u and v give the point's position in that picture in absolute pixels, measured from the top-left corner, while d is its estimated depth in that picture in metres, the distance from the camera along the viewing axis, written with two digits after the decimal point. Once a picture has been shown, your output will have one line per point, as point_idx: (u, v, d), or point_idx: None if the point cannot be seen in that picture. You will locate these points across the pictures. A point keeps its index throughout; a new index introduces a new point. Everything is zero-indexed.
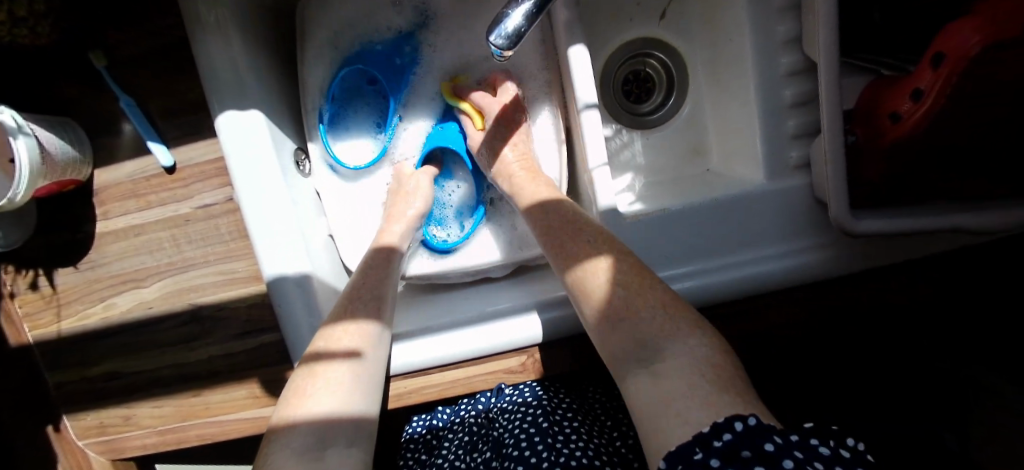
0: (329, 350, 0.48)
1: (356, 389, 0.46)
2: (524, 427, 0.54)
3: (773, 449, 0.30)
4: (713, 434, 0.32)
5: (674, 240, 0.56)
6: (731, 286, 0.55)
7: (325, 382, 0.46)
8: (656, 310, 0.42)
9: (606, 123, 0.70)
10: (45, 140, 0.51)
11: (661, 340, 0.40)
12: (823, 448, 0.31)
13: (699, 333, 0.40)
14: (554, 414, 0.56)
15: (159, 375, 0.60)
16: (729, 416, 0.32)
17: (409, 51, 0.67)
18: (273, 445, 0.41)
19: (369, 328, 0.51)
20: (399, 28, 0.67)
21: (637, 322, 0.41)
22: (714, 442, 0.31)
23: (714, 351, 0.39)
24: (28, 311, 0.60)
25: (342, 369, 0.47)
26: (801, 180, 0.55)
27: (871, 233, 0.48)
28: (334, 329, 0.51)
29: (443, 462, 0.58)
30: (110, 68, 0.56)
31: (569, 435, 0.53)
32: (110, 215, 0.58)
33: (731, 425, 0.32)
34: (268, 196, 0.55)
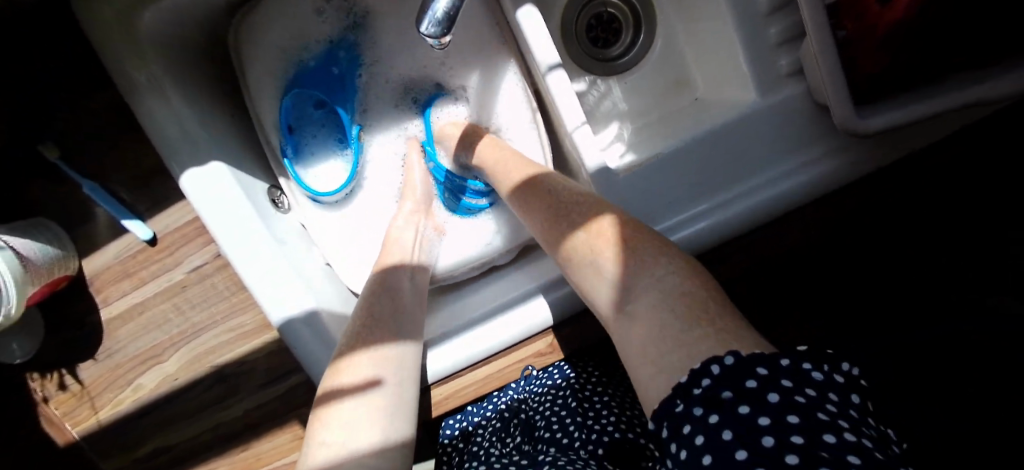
0: (346, 382, 0.46)
1: (378, 417, 0.45)
2: (555, 409, 0.56)
3: (765, 373, 0.28)
4: (693, 381, 0.29)
5: (672, 183, 0.53)
6: (744, 219, 0.52)
7: (345, 414, 0.44)
8: (617, 246, 0.39)
9: (578, 78, 0.65)
10: (23, 247, 0.50)
11: (626, 279, 0.37)
12: (816, 372, 0.28)
13: (666, 260, 0.37)
14: (582, 392, 0.57)
15: (204, 440, 0.61)
16: (705, 360, 0.30)
17: (344, 54, 0.64)
18: None
19: (386, 350, 0.50)
20: (327, 37, 0.64)
21: (594, 266, 0.40)
22: (694, 390, 0.29)
23: (688, 277, 0.35)
24: (65, 411, 0.60)
25: (350, 403, 0.45)
26: (796, 89, 0.50)
27: (878, 130, 0.45)
28: (343, 362, 0.48)
29: (479, 448, 0.60)
30: (65, 158, 0.55)
31: (600, 410, 0.54)
32: (109, 300, 0.58)
33: (709, 369, 0.29)
34: (249, 251, 0.53)
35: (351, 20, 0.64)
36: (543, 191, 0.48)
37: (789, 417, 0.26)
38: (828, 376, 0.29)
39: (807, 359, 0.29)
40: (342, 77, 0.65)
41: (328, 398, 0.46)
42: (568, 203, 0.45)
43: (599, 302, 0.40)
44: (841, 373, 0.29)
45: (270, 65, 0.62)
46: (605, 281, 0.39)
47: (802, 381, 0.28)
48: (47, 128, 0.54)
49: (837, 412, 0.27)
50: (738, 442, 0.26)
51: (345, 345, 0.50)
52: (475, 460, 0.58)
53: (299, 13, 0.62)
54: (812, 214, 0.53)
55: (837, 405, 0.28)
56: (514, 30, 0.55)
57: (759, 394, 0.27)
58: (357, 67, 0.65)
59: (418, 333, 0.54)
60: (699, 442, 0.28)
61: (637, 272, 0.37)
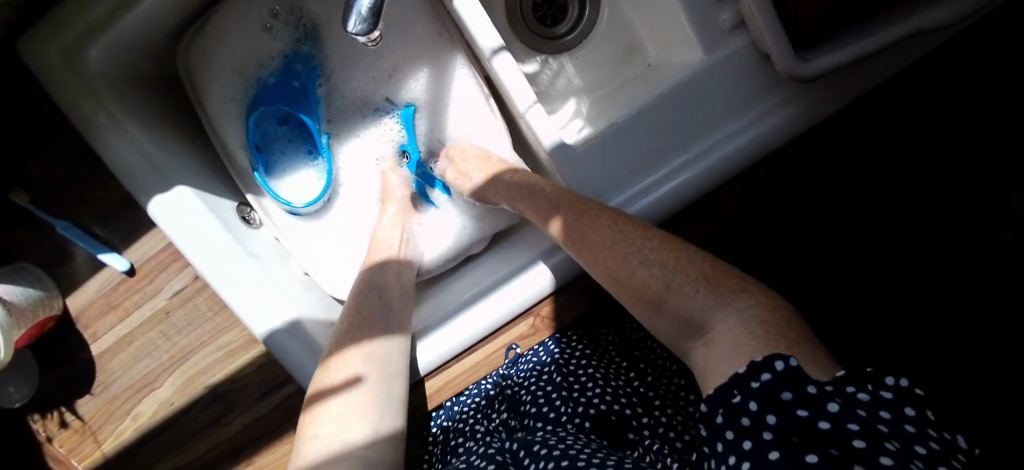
0: (335, 378, 0.48)
1: (368, 409, 0.46)
2: (541, 384, 0.56)
3: (814, 390, 0.30)
4: (750, 374, 0.31)
5: (631, 150, 0.52)
6: (705, 175, 0.52)
7: (338, 407, 0.45)
8: (697, 282, 0.38)
9: (529, 60, 0.65)
10: (3, 292, 0.52)
11: (706, 314, 0.37)
12: (862, 393, 0.30)
13: (747, 296, 0.36)
14: (567, 366, 0.56)
15: (207, 462, 0.61)
16: (767, 356, 0.32)
17: (303, 69, 0.64)
18: None
19: (373, 346, 0.51)
20: (282, 51, 0.63)
21: (666, 299, 0.39)
22: (752, 383, 0.31)
23: (769, 309, 0.35)
24: (70, 448, 0.61)
25: (340, 399, 0.46)
26: (742, 42, 0.49)
27: (820, 75, 0.45)
28: (332, 360, 0.50)
29: (465, 427, 0.59)
30: (35, 200, 0.57)
31: (585, 384, 0.54)
32: (98, 335, 0.59)
33: (771, 365, 0.31)
34: (228, 270, 0.54)
35: (302, 30, 0.63)
36: (591, 215, 0.46)
37: (855, 440, 0.28)
38: (877, 396, 0.30)
39: (849, 382, 0.30)
40: (303, 89, 0.65)
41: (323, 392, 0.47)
42: (631, 231, 0.44)
43: (671, 331, 0.40)
44: (888, 388, 0.30)
45: (223, 88, 0.62)
46: (682, 317, 0.38)
47: (852, 401, 0.29)
48: (15, 173, 0.56)
49: (890, 432, 0.28)
50: (804, 447, 0.29)
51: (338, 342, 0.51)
52: (461, 438, 0.58)
53: (247, 30, 0.62)
54: (771, 162, 0.53)
55: (889, 424, 0.29)
56: (455, 19, 0.55)
57: (817, 401, 0.30)
58: (314, 76, 0.65)
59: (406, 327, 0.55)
60: (766, 437, 0.30)
61: (718, 306, 0.37)
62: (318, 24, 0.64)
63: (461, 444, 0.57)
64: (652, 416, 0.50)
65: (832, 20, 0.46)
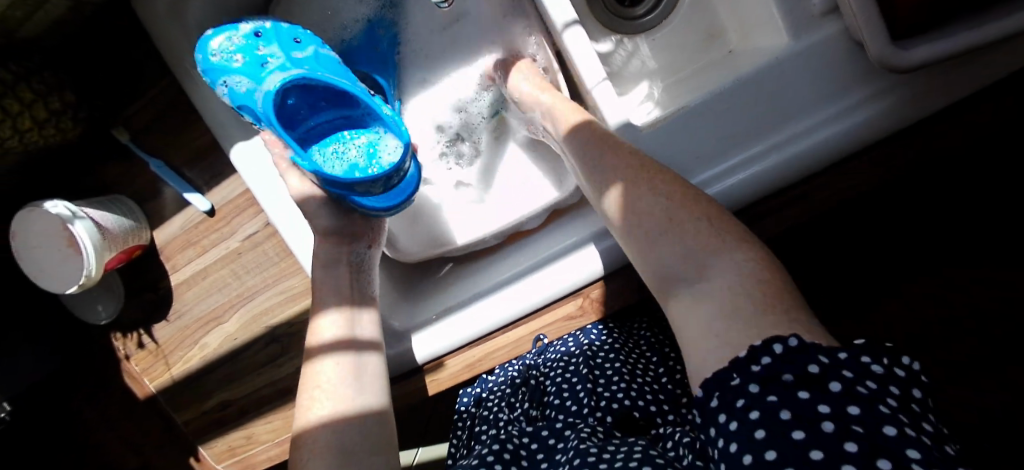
0: (319, 343, 0.47)
1: (345, 383, 0.45)
2: (567, 376, 0.53)
3: (819, 369, 0.27)
4: (750, 359, 0.28)
5: (698, 137, 0.50)
6: (783, 169, 0.49)
7: (319, 380, 0.45)
8: (659, 195, 0.38)
9: (603, 39, 0.64)
10: (100, 218, 0.57)
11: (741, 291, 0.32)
12: (876, 365, 0.27)
13: (748, 246, 0.34)
14: (594, 358, 0.53)
15: (261, 395, 0.65)
16: (767, 338, 0.28)
17: (386, 35, 0.66)
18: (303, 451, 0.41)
19: (346, 313, 0.49)
20: (367, 16, 0.66)
21: (712, 280, 0.33)
22: (753, 366, 0.28)
23: (764, 265, 0.33)
24: (144, 367, 0.68)
25: (334, 361, 0.46)
26: (834, 27, 0.46)
27: (919, 66, 0.42)
28: (319, 322, 0.49)
29: (488, 413, 0.56)
30: (134, 139, 0.62)
31: (611, 377, 0.51)
32: (178, 267, 0.64)
33: (771, 347, 0.28)
34: (288, 218, 0.56)
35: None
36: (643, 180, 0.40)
37: (851, 406, 0.25)
38: (889, 370, 0.27)
39: (865, 352, 0.27)
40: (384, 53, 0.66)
41: (310, 362, 0.47)
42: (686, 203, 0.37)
43: (659, 277, 0.37)
44: (902, 366, 0.27)
45: None
46: (679, 257, 0.35)
47: (861, 373, 0.27)
48: (118, 112, 0.61)
49: (898, 406, 0.26)
50: (796, 423, 0.25)
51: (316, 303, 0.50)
52: (484, 425, 0.55)
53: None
54: (874, 154, 0.48)
55: (898, 399, 0.26)
56: None
57: (820, 380, 0.26)
58: (395, 44, 0.66)
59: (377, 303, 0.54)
60: (752, 417, 0.27)
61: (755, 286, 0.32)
62: None
63: (484, 431, 0.54)
64: (678, 414, 0.47)
65: (942, 11, 0.42)
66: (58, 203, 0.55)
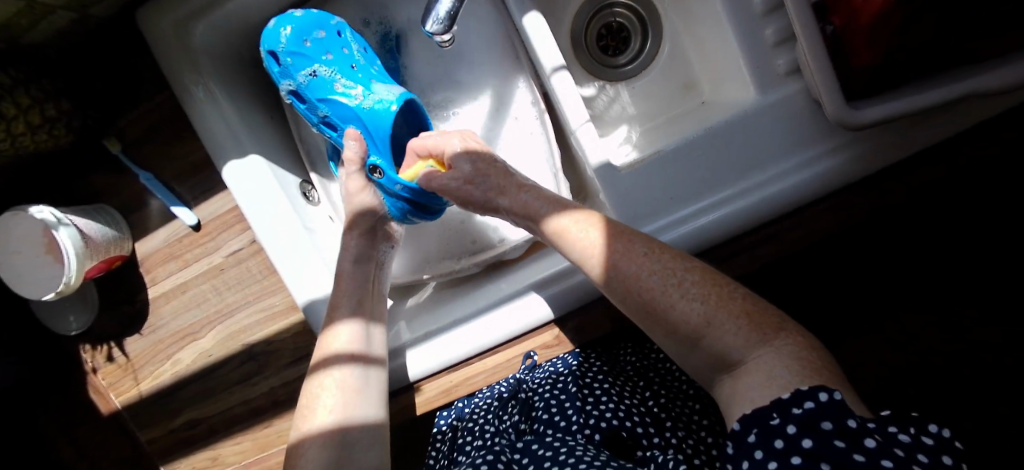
0: (328, 354, 0.51)
1: (350, 391, 0.49)
2: (556, 393, 0.54)
3: (856, 425, 0.29)
4: (794, 401, 0.30)
5: (674, 179, 0.53)
6: (750, 212, 0.53)
7: (325, 392, 0.49)
8: (639, 249, 0.39)
9: (588, 84, 0.68)
10: (85, 226, 0.57)
11: (745, 352, 0.35)
12: (903, 435, 0.30)
13: (718, 285, 0.37)
14: (584, 378, 0.54)
15: (233, 414, 0.65)
16: (812, 386, 0.31)
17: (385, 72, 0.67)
18: (298, 457, 0.46)
19: (360, 326, 0.52)
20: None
21: (698, 325, 0.36)
22: (794, 409, 0.30)
23: (735, 303, 0.36)
24: (111, 381, 0.66)
25: (340, 373, 0.50)
26: (795, 86, 0.51)
27: (873, 124, 0.46)
28: (329, 332, 0.52)
29: (474, 425, 0.57)
30: (126, 150, 0.63)
31: (599, 397, 0.52)
32: (158, 279, 0.64)
33: (816, 394, 0.30)
34: (281, 236, 0.58)
35: (387, 39, 0.66)
36: (625, 241, 0.40)
37: (885, 462, 0.28)
38: (915, 438, 0.30)
39: (892, 422, 0.30)
40: None
41: (319, 371, 0.50)
42: (666, 259, 0.39)
43: (654, 325, 0.39)
44: (928, 435, 0.30)
45: None
46: (658, 309, 0.38)
47: (892, 440, 0.29)
48: (112, 123, 0.62)
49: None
50: None
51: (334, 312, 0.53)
52: (470, 437, 0.56)
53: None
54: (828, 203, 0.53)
55: (926, 467, 0.29)
56: (520, 35, 0.58)
57: (857, 434, 0.29)
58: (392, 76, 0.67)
59: (382, 318, 0.55)
60: (794, 462, 0.29)
61: (758, 345, 0.34)
62: (401, 29, 0.66)
63: (468, 442, 0.56)
64: (662, 437, 0.49)
65: (888, 78, 0.47)
66: (42, 208, 0.55)
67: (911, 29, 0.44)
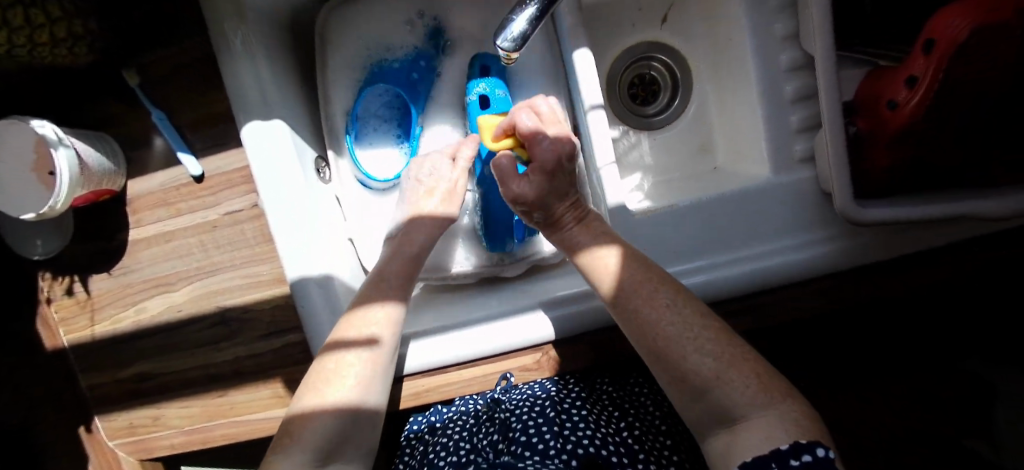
0: (353, 336, 0.48)
1: (367, 381, 0.47)
2: (533, 414, 0.53)
3: None
4: (792, 453, 0.35)
5: (682, 235, 0.56)
6: (746, 278, 0.55)
7: (341, 373, 0.46)
8: (663, 295, 0.42)
9: (613, 125, 0.71)
10: (83, 152, 0.55)
11: (748, 410, 0.38)
12: None
13: (737, 348, 0.40)
14: (562, 404, 0.54)
15: (189, 376, 0.62)
16: (809, 440, 0.35)
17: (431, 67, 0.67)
18: (295, 434, 0.43)
19: (391, 314, 0.50)
20: (414, 45, 0.67)
21: (714, 382, 0.39)
22: (793, 460, 0.34)
23: (752, 368, 0.39)
24: (64, 316, 0.63)
25: (360, 357, 0.47)
26: (807, 173, 0.55)
27: (878, 222, 0.49)
28: (359, 313, 0.49)
29: (447, 440, 0.56)
30: (143, 84, 0.60)
31: (577, 423, 0.51)
32: (142, 222, 0.62)
33: (812, 448, 0.35)
34: (286, 205, 0.56)
35: (438, 36, 0.67)
36: (648, 286, 0.43)
37: None
38: None
39: None
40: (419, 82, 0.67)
41: (331, 349, 0.48)
42: (688, 312, 0.42)
43: (667, 373, 0.41)
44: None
45: (352, 59, 0.67)
46: (674, 358, 0.40)
47: None
48: (135, 54, 0.59)
49: None
50: None
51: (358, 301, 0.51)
52: (442, 452, 0.55)
53: (394, 23, 0.67)
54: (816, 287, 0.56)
55: None
56: (568, 69, 0.60)
57: None
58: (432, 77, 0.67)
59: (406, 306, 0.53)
60: None
61: (763, 406, 0.38)
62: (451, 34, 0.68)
63: (440, 457, 0.54)
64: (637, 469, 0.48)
65: (897, 183, 0.51)
66: (44, 124, 0.52)
67: (928, 145, 0.48)
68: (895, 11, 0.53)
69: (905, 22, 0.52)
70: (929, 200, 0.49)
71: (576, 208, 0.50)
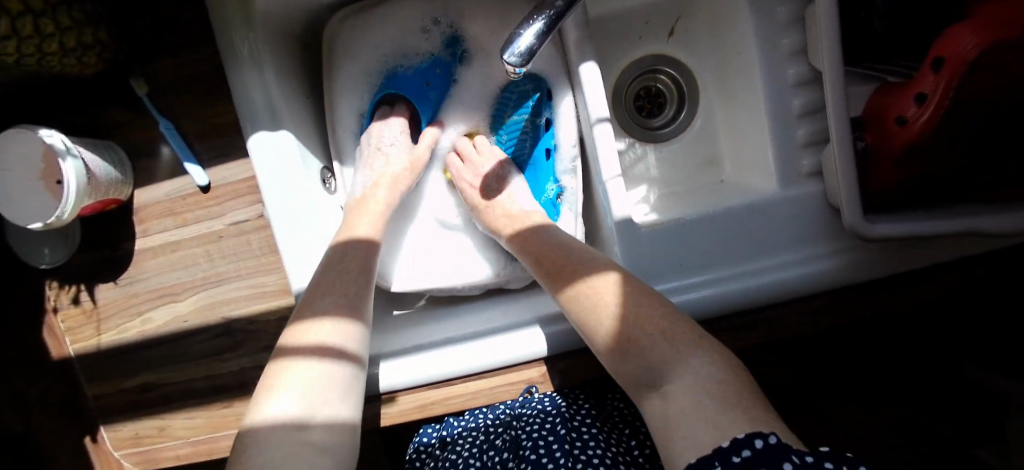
0: (299, 344, 0.45)
1: (318, 389, 0.43)
2: (542, 431, 0.53)
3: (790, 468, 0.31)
4: (732, 449, 0.33)
5: (688, 249, 0.55)
6: (754, 294, 0.54)
7: (288, 384, 0.42)
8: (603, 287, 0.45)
9: (619, 138, 0.71)
10: (91, 162, 0.55)
11: (675, 367, 0.39)
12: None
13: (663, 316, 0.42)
14: (572, 421, 0.54)
15: (194, 386, 0.62)
16: (749, 434, 0.33)
17: (443, 75, 0.68)
18: (242, 452, 0.39)
19: (339, 321, 0.47)
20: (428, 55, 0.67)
21: (648, 354, 0.41)
22: (733, 457, 0.32)
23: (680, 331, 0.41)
24: (70, 326, 0.63)
25: (308, 365, 0.44)
26: (816, 187, 0.54)
27: (885, 238, 0.49)
28: (305, 321, 0.46)
29: (457, 457, 0.56)
30: (151, 94, 0.60)
31: (587, 442, 0.52)
32: (149, 232, 0.62)
33: (751, 442, 0.33)
34: (292, 217, 0.56)
35: (454, 45, 0.67)
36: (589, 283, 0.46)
37: None
38: None
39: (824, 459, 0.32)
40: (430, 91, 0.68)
41: (284, 357, 0.44)
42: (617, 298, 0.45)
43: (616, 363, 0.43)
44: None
45: (361, 69, 0.67)
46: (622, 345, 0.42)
47: None
48: (142, 64, 0.60)
49: None
50: None
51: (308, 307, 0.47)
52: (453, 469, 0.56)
53: (406, 32, 0.67)
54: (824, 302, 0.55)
55: None
56: (575, 82, 0.60)
57: None
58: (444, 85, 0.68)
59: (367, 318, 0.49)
60: None
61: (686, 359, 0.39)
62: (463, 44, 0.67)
63: None
64: None
65: (906, 197, 0.51)
66: (53, 133, 0.52)
67: (941, 158, 0.47)
68: (903, 26, 0.52)
69: (913, 37, 0.52)
70: (939, 216, 0.48)
71: (513, 218, 0.59)
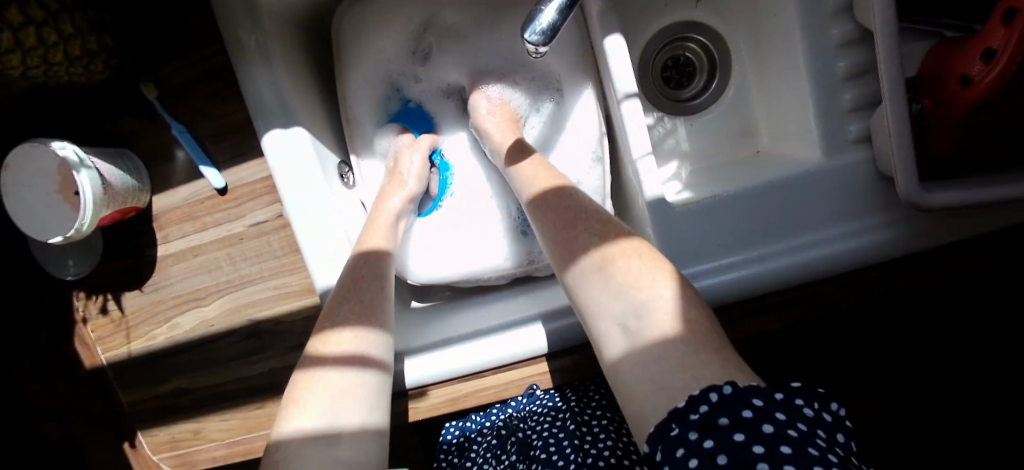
0: (323, 355, 0.43)
1: (345, 398, 0.41)
2: (554, 429, 0.52)
3: (750, 415, 0.29)
4: (690, 407, 0.30)
5: (725, 227, 0.50)
6: (796, 274, 0.49)
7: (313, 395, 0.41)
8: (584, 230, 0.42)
9: (647, 112, 0.68)
10: (105, 171, 0.54)
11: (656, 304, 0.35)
12: (806, 408, 0.30)
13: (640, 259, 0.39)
14: (582, 415, 0.53)
15: (225, 389, 0.62)
16: (702, 389, 0.30)
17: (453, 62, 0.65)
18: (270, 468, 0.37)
19: (361, 332, 0.45)
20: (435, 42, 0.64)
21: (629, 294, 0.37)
22: (691, 415, 0.29)
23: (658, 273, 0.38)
24: (100, 335, 0.63)
25: (333, 375, 0.42)
26: (861, 156, 0.49)
27: (940, 208, 0.44)
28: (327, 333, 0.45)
29: (472, 464, 0.56)
30: (161, 97, 0.58)
31: (597, 435, 0.51)
32: (169, 238, 0.61)
33: (705, 396, 0.30)
34: (312, 216, 0.54)
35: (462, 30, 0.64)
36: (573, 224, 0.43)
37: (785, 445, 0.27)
38: (817, 413, 0.30)
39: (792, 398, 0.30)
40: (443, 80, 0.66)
41: (308, 367, 0.43)
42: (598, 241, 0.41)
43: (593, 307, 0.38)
44: (831, 413, 0.30)
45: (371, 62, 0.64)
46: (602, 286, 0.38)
47: (790, 416, 0.29)
48: (148, 67, 0.58)
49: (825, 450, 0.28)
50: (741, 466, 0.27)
51: (329, 316, 0.46)
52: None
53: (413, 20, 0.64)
54: None
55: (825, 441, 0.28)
56: (600, 56, 0.56)
57: (753, 423, 0.28)
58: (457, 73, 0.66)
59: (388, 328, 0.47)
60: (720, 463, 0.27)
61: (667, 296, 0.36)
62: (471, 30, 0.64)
63: None
64: None
65: (971, 160, 0.46)
66: (66, 146, 0.51)
67: (1012, 115, 0.43)
68: None
69: None
70: (1007, 181, 0.44)
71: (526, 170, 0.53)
